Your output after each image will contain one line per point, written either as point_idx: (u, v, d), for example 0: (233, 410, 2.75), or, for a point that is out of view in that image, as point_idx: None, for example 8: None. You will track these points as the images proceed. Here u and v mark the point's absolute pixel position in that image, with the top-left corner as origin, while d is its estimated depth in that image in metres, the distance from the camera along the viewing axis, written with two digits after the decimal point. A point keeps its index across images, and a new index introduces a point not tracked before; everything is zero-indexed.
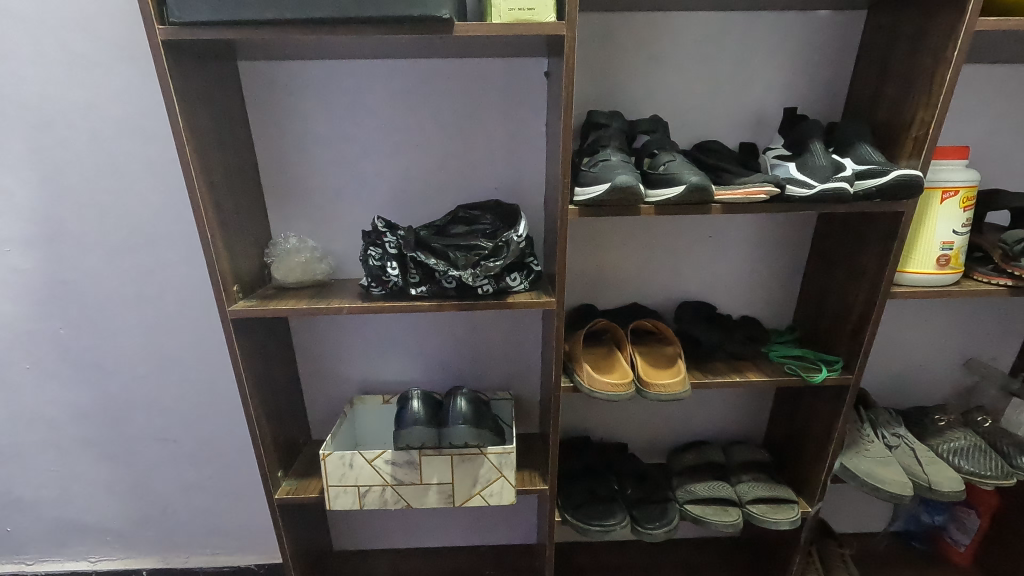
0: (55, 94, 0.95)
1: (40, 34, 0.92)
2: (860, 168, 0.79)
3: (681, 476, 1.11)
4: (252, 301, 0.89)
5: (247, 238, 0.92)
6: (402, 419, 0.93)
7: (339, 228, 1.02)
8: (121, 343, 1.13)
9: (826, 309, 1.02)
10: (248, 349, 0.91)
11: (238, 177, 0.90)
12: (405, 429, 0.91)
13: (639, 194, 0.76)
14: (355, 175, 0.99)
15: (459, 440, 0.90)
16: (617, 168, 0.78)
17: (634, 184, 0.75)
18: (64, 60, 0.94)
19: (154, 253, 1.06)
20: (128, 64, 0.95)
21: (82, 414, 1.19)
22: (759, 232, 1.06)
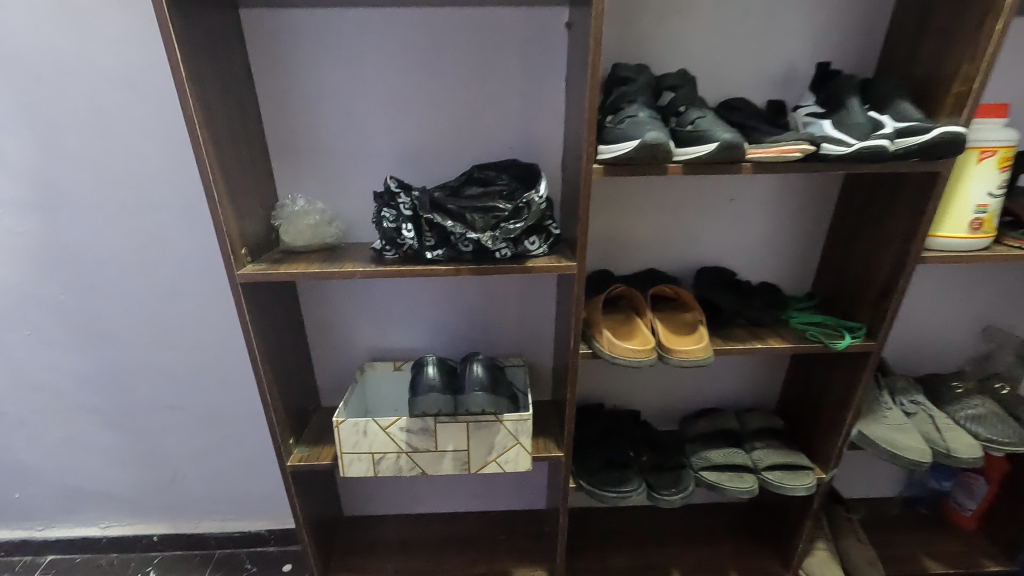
0: (44, 45, 0.90)
1: None
2: (900, 126, 0.75)
3: (695, 443, 1.11)
4: (261, 265, 0.85)
5: (253, 198, 0.88)
6: (416, 388, 0.91)
7: (347, 189, 0.98)
8: (123, 309, 1.10)
9: (850, 274, 0.99)
10: (258, 315, 0.88)
11: (243, 134, 0.86)
12: (421, 396, 0.89)
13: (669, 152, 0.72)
14: (364, 133, 0.94)
15: (475, 406, 0.89)
16: (646, 124, 0.74)
17: (665, 141, 0.71)
18: (52, 7, 0.88)
19: (156, 217, 1.02)
20: (121, 12, 0.89)
21: (86, 381, 1.17)
22: (782, 194, 1.03)
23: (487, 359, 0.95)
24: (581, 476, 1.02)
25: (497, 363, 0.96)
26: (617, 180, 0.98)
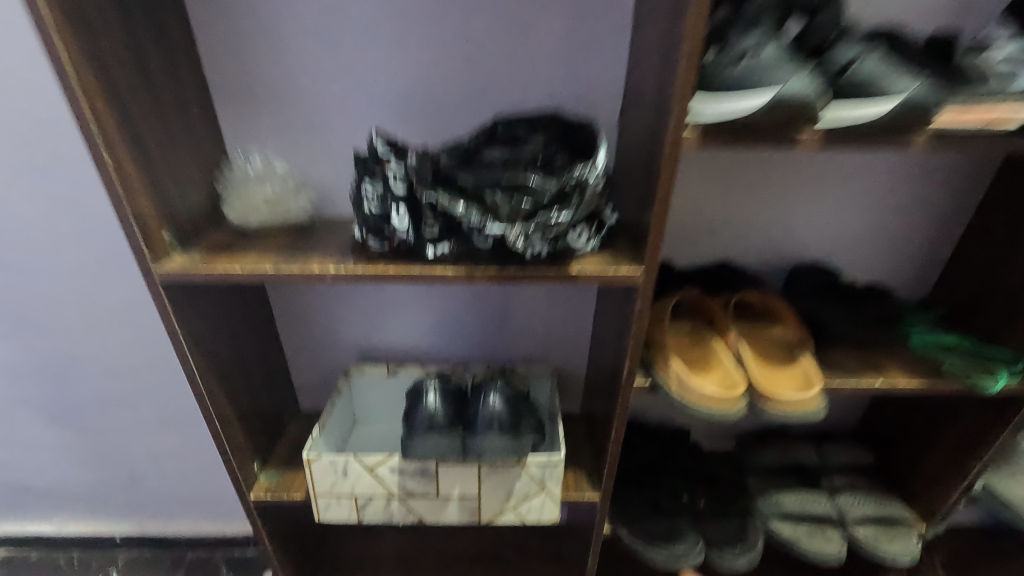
0: None
1: None
2: None
3: (761, 479, 0.89)
4: (194, 256, 0.61)
5: (182, 158, 0.62)
6: (412, 427, 0.68)
7: (321, 145, 0.72)
8: (43, 291, 0.86)
9: (1004, 284, 0.73)
10: (197, 324, 0.64)
11: (160, 63, 0.59)
12: (418, 439, 0.67)
13: (819, 112, 0.47)
14: (341, 65, 0.67)
15: (492, 457, 0.68)
16: (779, 70, 0.46)
17: (814, 97, 0.46)
18: None
19: (66, 176, 0.76)
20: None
21: (12, 373, 0.95)
22: (918, 172, 0.74)
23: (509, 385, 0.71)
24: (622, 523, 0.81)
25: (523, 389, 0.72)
26: (707, 151, 0.71)
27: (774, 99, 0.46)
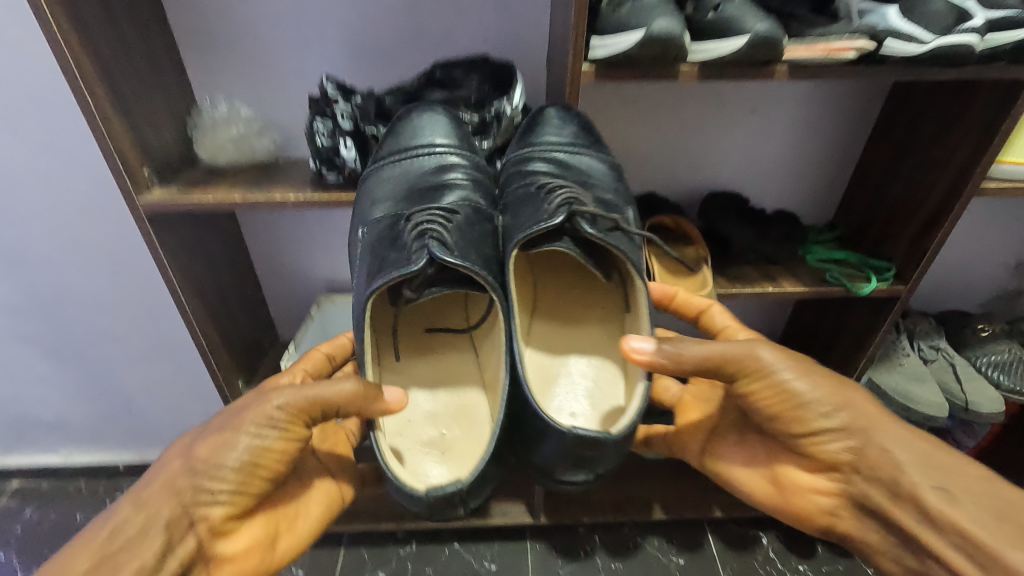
0: None
1: None
2: (991, 16, 0.56)
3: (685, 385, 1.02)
4: (172, 190, 0.69)
5: (154, 98, 0.70)
6: (419, 474, 0.58)
7: (283, 93, 0.82)
8: (37, 228, 0.95)
9: (885, 201, 0.82)
10: (178, 248, 0.74)
11: (131, 16, 0.67)
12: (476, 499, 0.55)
13: (682, 45, 0.55)
14: (294, 18, 0.76)
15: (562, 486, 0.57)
16: (655, 8, 0.57)
17: (678, 34, 0.55)
18: None
19: (54, 123, 0.85)
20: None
21: (15, 310, 1.05)
22: (813, 106, 0.84)
23: (619, 435, 0.51)
24: None
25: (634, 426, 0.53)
26: (602, 87, 0.79)
27: (644, 37, 0.55)
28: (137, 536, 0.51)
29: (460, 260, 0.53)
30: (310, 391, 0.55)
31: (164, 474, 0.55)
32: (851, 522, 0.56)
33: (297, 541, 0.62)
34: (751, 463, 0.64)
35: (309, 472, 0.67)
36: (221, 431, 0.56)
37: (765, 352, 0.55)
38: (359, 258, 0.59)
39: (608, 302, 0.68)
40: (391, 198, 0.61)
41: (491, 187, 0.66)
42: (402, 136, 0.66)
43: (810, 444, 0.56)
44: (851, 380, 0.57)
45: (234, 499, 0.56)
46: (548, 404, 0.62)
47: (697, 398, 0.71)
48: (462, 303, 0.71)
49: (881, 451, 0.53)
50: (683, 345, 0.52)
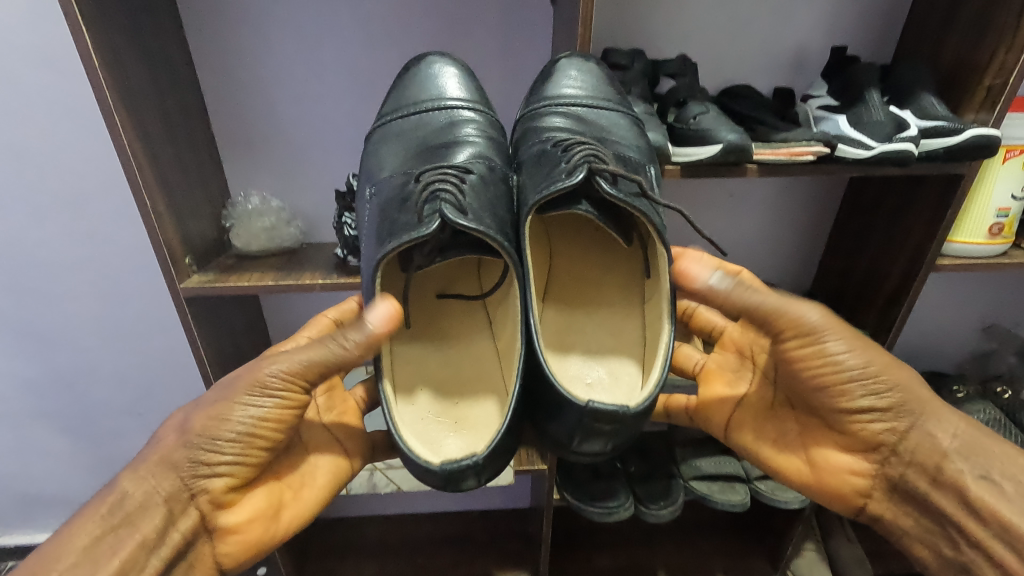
0: None
1: None
2: (925, 125, 0.67)
3: (684, 449, 1.06)
4: (209, 276, 0.75)
5: (196, 192, 0.78)
6: (436, 445, 0.60)
7: (309, 184, 0.91)
8: (65, 308, 1.00)
9: (855, 274, 0.91)
10: (209, 328, 0.79)
11: (181, 122, 0.75)
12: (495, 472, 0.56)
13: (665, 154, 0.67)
14: (323, 120, 0.86)
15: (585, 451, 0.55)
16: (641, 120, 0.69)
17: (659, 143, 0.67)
18: None
19: (92, 213, 0.92)
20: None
21: (33, 386, 1.08)
22: (782, 193, 0.94)
23: (639, 409, 0.52)
24: (567, 490, 0.97)
25: (652, 401, 0.53)
26: None
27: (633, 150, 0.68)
28: (138, 510, 0.53)
29: (471, 222, 0.54)
30: (306, 355, 0.54)
31: (160, 449, 0.56)
32: (883, 503, 0.60)
33: (302, 511, 0.64)
34: (784, 440, 0.67)
35: (315, 441, 0.68)
36: (216, 402, 0.56)
37: (818, 316, 0.53)
38: (370, 219, 0.61)
39: (626, 267, 0.68)
40: (404, 158, 0.63)
41: (504, 144, 0.67)
42: (416, 93, 0.68)
43: (855, 421, 0.57)
44: (903, 361, 0.58)
45: (233, 471, 0.58)
46: (564, 374, 0.65)
47: (721, 364, 0.75)
48: (476, 271, 0.72)
49: (926, 436, 0.55)
50: (743, 291, 0.52)
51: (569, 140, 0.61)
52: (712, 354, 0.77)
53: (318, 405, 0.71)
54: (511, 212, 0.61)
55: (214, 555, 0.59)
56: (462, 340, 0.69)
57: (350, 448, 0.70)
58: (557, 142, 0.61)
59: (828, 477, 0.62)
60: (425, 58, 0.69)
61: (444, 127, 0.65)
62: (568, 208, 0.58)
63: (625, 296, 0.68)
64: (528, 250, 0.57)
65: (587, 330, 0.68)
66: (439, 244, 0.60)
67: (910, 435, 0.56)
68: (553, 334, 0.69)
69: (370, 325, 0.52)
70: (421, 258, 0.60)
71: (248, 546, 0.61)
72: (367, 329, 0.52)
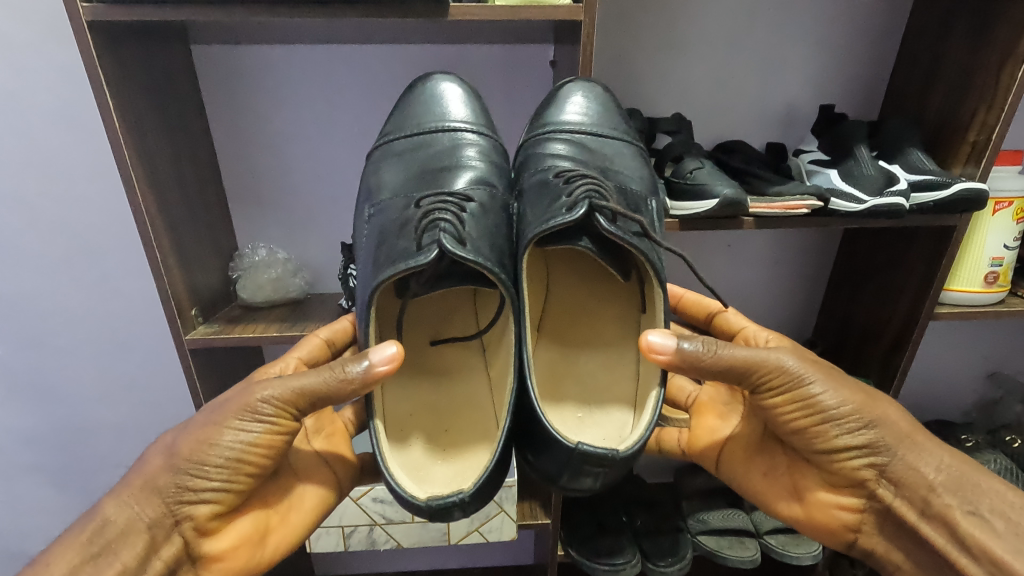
0: None
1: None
2: (914, 179, 0.69)
3: (691, 502, 1.04)
4: (214, 327, 0.76)
5: (205, 244, 0.79)
6: (423, 477, 0.59)
7: (316, 236, 0.93)
8: (69, 360, 1.01)
9: (854, 322, 0.91)
10: (212, 380, 0.79)
11: (193, 177, 0.77)
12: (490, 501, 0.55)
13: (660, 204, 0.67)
14: (331, 175, 0.89)
15: (577, 484, 0.54)
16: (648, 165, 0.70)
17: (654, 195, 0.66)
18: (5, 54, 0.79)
19: (102, 266, 0.93)
20: (42, 40, 0.79)
21: (31, 439, 1.07)
22: (779, 243, 0.96)
23: (632, 449, 0.51)
24: (573, 545, 0.94)
25: (644, 441, 0.53)
26: None
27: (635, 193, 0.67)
28: (119, 538, 0.50)
29: (469, 254, 0.53)
30: (299, 383, 0.52)
31: (145, 472, 0.53)
32: (873, 537, 0.58)
33: (289, 536, 0.62)
34: (771, 475, 0.65)
35: (305, 467, 0.65)
36: (205, 426, 0.53)
37: (793, 361, 0.54)
38: (369, 245, 0.60)
39: (622, 294, 0.68)
40: (405, 181, 0.63)
41: (507, 169, 0.68)
42: (421, 114, 0.68)
43: (838, 459, 0.56)
44: (881, 395, 0.57)
45: (220, 497, 0.54)
46: (554, 408, 0.65)
47: (710, 394, 0.75)
48: (471, 300, 0.70)
49: (906, 466, 0.54)
50: (711, 349, 0.51)
51: (571, 173, 0.61)
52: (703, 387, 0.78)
53: (307, 428, 0.69)
54: (509, 241, 0.61)
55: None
56: (454, 373, 0.69)
57: (339, 475, 0.67)
58: (559, 174, 0.62)
59: (818, 514, 0.60)
60: (431, 78, 0.70)
61: (446, 151, 0.65)
62: (569, 243, 0.58)
63: (619, 331, 0.67)
64: (524, 281, 0.57)
65: (579, 362, 0.68)
66: (435, 273, 0.58)
67: (889, 467, 0.54)
68: (546, 367, 0.68)
69: (370, 363, 0.51)
70: (419, 286, 0.58)
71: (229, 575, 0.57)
72: (366, 367, 0.51)
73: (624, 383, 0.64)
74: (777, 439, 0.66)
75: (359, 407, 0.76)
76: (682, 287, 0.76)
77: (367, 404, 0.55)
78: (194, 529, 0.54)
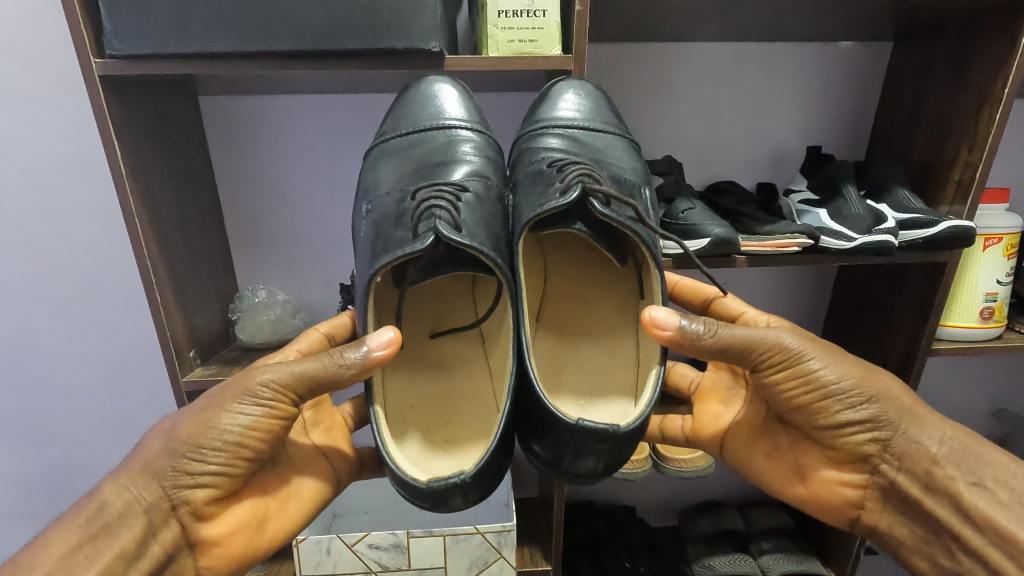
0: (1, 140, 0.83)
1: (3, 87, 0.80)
2: (903, 217, 0.70)
3: (697, 546, 1.01)
4: (212, 369, 0.76)
5: (206, 287, 0.80)
6: (428, 466, 0.58)
7: (316, 277, 0.94)
8: (67, 404, 1.01)
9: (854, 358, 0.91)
10: None
11: (196, 221, 0.79)
12: (494, 486, 0.55)
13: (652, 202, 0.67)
14: (332, 218, 0.91)
15: (580, 469, 0.52)
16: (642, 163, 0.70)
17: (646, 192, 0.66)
18: (18, 108, 0.82)
19: (104, 310, 0.94)
20: (56, 93, 0.82)
21: (27, 484, 1.07)
22: (775, 280, 0.97)
23: (633, 426, 0.50)
24: None
25: (648, 418, 0.52)
26: None
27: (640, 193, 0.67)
28: (118, 520, 0.49)
29: (464, 238, 0.54)
30: (297, 368, 0.52)
31: (143, 455, 0.52)
32: (878, 513, 0.56)
33: (287, 524, 0.61)
34: (775, 455, 0.63)
35: (303, 458, 0.64)
36: (204, 409, 0.52)
37: (791, 338, 0.53)
38: (365, 238, 0.61)
39: (621, 284, 0.68)
40: (401, 176, 0.63)
41: (502, 165, 0.68)
42: (416, 113, 0.67)
43: (841, 434, 0.54)
44: (879, 368, 0.56)
45: (217, 481, 0.53)
46: (557, 393, 0.65)
47: (713, 381, 0.73)
48: (471, 289, 0.71)
49: (908, 440, 0.53)
50: (713, 330, 0.50)
51: (563, 161, 0.62)
52: (707, 372, 0.76)
53: (305, 419, 0.68)
54: (505, 230, 0.62)
55: (195, 570, 0.55)
56: (454, 366, 0.68)
57: (337, 469, 0.66)
58: (552, 163, 0.63)
59: (822, 496, 0.59)
60: (427, 80, 0.69)
61: (442, 146, 0.65)
62: (562, 226, 0.59)
63: (619, 320, 0.67)
64: (521, 268, 0.57)
65: (578, 352, 0.68)
66: (432, 260, 0.59)
67: (894, 442, 0.53)
68: (545, 356, 0.68)
69: (369, 349, 0.51)
70: (415, 273, 0.60)
71: (226, 561, 0.56)
72: (365, 353, 0.51)
73: (623, 371, 0.64)
74: (779, 419, 0.64)
75: (358, 402, 0.74)
76: (677, 275, 0.74)
77: (367, 391, 0.55)
78: (191, 515, 0.53)
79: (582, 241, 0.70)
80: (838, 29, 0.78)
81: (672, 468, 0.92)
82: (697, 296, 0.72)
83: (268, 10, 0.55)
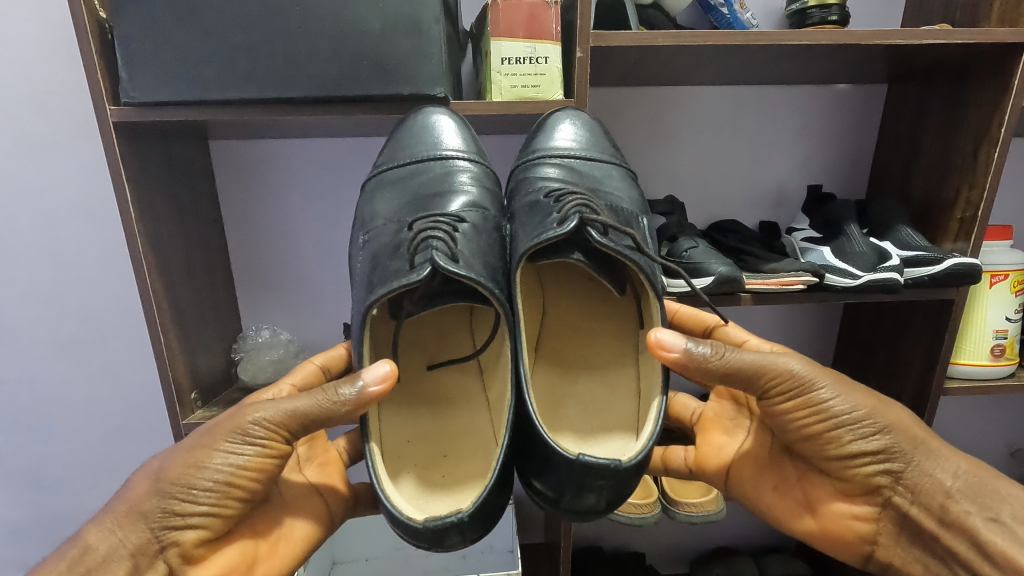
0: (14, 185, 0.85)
1: (20, 133, 0.83)
2: (907, 254, 0.70)
3: None
4: (213, 411, 0.75)
5: (210, 327, 0.80)
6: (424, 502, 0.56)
7: (321, 316, 0.94)
8: (66, 447, 0.99)
9: None
10: None
11: (203, 262, 0.80)
12: (491, 525, 0.52)
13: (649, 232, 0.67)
14: (338, 257, 0.92)
15: (581, 506, 0.51)
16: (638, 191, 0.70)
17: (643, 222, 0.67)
18: (33, 153, 0.84)
19: (107, 351, 0.94)
20: (71, 140, 0.84)
21: (21, 529, 1.04)
22: (780, 317, 0.96)
23: (634, 463, 0.49)
24: None
25: (649, 452, 0.51)
26: None
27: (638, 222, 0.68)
28: (101, 566, 0.47)
29: (461, 269, 0.53)
30: (290, 405, 0.51)
31: (129, 498, 0.50)
32: (891, 549, 0.54)
33: (277, 567, 0.58)
34: (782, 489, 0.61)
35: (296, 497, 0.62)
36: (193, 448, 0.51)
37: (799, 365, 0.52)
38: (362, 269, 0.61)
39: (620, 316, 0.68)
40: (397, 208, 0.64)
41: (499, 195, 0.69)
42: (411, 145, 0.67)
43: (851, 466, 0.53)
44: (891, 399, 0.54)
45: (207, 522, 0.51)
46: (555, 424, 0.64)
47: (717, 411, 0.71)
48: (468, 320, 0.70)
49: (922, 472, 0.51)
50: (719, 353, 0.50)
51: (561, 191, 0.62)
52: (710, 402, 0.74)
53: (299, 456, 0.67)
54: (502, 261, 0.62)
55: None
56: (452, 399, 0.67)
57: (330, 506, 0.64)
58: (550, 193, 0.63)
59: (833, 531, 0.57)
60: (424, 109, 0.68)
61: (439, 178, 0.65)
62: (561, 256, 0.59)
63: (618, 351, 0.67)
64: (518, 298, 0.57)
65: (578, 384, 0.67)
66: (428, 291, 0.59)
67: (909, 474, 0.51)
68: (543, 386, 0.67)
69: (364, 384, 0.50)
70: (411, 304, 0.60)
71: None
72: (360, 388, 0.50)
73: (623, 404, 0.63)
74: (786, 450, 0.62)
75: (354, 437, 0.73)
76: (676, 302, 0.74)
77: (361, 427, 0.54)
78: (178, 559, 0.50)
79: (581, 273, 0.70)
80: (833, 73, 0.80)
81: (681, 513, 0.89)
82: (698, 323, 0.71)
83: (279, 60, 0.57)
